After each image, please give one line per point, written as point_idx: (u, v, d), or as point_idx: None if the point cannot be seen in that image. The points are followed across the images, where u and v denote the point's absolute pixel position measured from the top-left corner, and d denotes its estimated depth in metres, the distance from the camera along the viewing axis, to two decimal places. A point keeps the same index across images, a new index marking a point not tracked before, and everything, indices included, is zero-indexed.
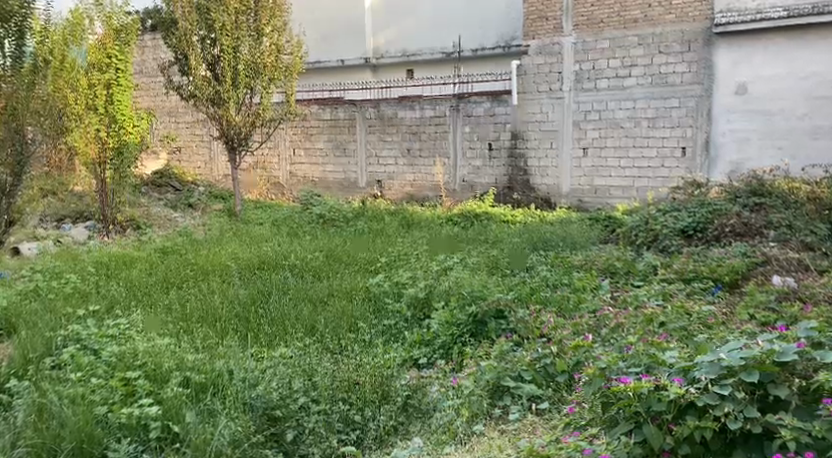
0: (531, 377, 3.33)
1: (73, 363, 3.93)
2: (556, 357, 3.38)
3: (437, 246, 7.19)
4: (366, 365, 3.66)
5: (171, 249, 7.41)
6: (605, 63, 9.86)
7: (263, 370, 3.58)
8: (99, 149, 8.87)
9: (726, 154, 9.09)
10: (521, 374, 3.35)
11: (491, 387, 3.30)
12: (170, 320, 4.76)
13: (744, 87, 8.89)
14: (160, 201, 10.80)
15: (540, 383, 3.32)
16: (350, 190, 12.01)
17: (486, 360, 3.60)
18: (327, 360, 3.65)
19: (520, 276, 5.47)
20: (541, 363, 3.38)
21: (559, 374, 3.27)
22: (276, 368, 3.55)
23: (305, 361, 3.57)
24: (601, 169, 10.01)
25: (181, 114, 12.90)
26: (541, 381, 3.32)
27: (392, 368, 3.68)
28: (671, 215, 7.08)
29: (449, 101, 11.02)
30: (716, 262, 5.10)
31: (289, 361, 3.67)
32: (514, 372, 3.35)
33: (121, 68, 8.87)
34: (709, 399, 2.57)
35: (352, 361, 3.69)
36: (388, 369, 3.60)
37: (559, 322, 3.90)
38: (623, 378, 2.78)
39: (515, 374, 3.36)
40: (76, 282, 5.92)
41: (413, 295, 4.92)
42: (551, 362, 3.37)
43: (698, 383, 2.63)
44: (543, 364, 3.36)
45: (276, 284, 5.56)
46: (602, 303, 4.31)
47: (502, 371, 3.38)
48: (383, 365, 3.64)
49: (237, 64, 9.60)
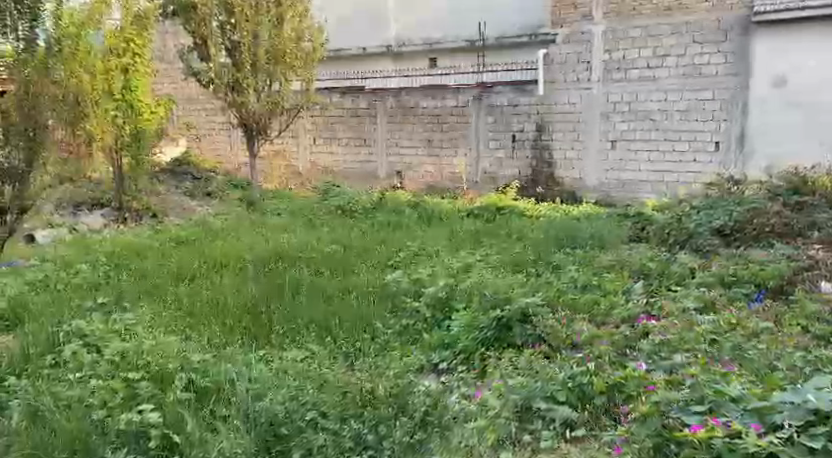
0: (566, 399, 2.98)
1: (74, 362, 3.72)
2: (593, 377, 3.05)
3: (458, 240, 6.94)
4: (382, 376, 3.41)
5: (185, 239, 7.22)
6: (637, 53, 9.51)
7: (271, 378, 3.32)
8: (117, 135, 8.68)
9: (761, 149, 8.72)
10: (554, 394, 2.99)
11: (520, 408, 2.95)
12: (179, 315, 4.55)
13: (783, 79, 8.51)
14: (177, 189, 10.60)
15: (575, 405, 2.96)
16: (370, 181, 11.77)
17: (509, 373, 3.31)
18: (341, 373, 3.40)
19: (547, 276, 5.23)
20: (576, 383, 3.02)
21: (597, 394, 2.97)
22: (288, 378, 3.33)
23: (319, 373, 3.34)
24: (629, 163, 9.68)
25: (201, 101, 12.77)
26: (576, 401, 3.00)
27: (409, 378, 3.44)
28: (705, 214, 6.78)
29: (472, 90, 10.75)
30: (758, 267, 4.82)
31: (300, 370, 3.41)
32: (545, 392, 2.99)
33: (138, 54, 8.69)
34: (797, 454, 2.29)
35: (364, 374, 3.42)
36: (404, 380, 3.33)
37: (593, 332, 3.60)
38: (693, 426, 2.50)
39: (546, 394, 3.01)
40: (86, 273, 5.72)
41: (432, 294, 4.68)
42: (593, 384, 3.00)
43: (782, 433, 2.37)
44: (579, 383, 3.01)
45: (291, 278, 5.35)
46: (637, 308, 4.05)
47: (531, 391, 3.02)
48: (400, 376, 3.40)
49: (257, 50, 9.39)
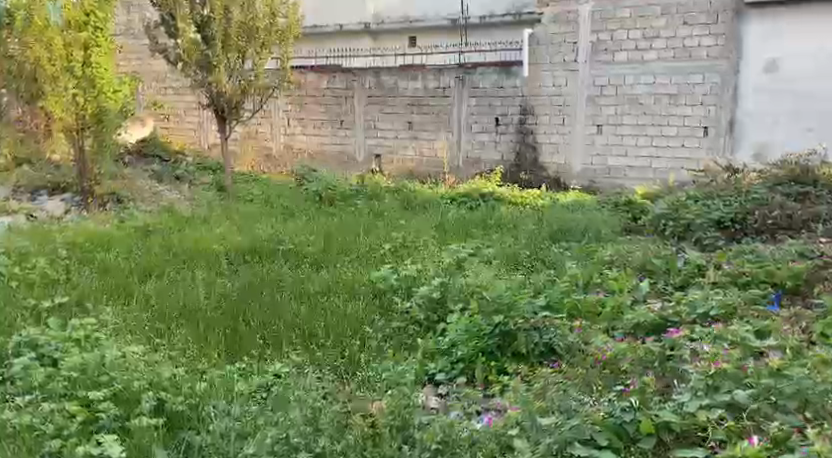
0: (608, 441, 2.37)
1: (25, 379, 3.28)
2: (638, 411, 2.44)
3: (445, 231, 6.55)
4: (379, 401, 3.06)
5: (154, 229, 6.72)
6: (625, 34, 9.14)
7: (252, 409, 2.94)
8: (77, 117, 8.11)
9: (753, 135, 8.42)
10: (594, 435, 2.39)
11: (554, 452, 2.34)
12: (146, 320, 4.11)
13: (774, 64, 8.20)
14: (144, 172, 10.00)
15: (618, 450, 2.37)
16: (346, 165, 11.33)
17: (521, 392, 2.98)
18: (332, 400, 3.04)
19: (545, 274, 4.88)
20: (617, 419, 2.43)
21: (642, 436, 2.35)
22: (272, 409, 2.97)
23: (302, 398, 2.98)
24: (616, 148, 9.36)
25: (169, 79, 12.21)
26: (618, 446, 2.37)
27: (412, 403, 3.07)
28: (703, 205, 6.48)
29: (453, 71, 10.32)
30: (773, 264, 4.51)
31: (287, 396, 3.05)
32: (585, 432, 2.38)
33: (100, 28, 8.01)
34: None
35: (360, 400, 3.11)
36: (407, 404, 2.98)
37: (619, 347, 3.06)
38: None
39: (583, 436, 2.39)
40: (44, 268, 5.22)
41: (424, 294, 4.31)
42: (631, 410, 2.45)
43: None
44: (621, 420, 2.41)
45: (270, 274, 4.95)
46: (652, 314, 3.72)
47: (570, 432, 2.39)
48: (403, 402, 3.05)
49: (228, 26, 8.84)
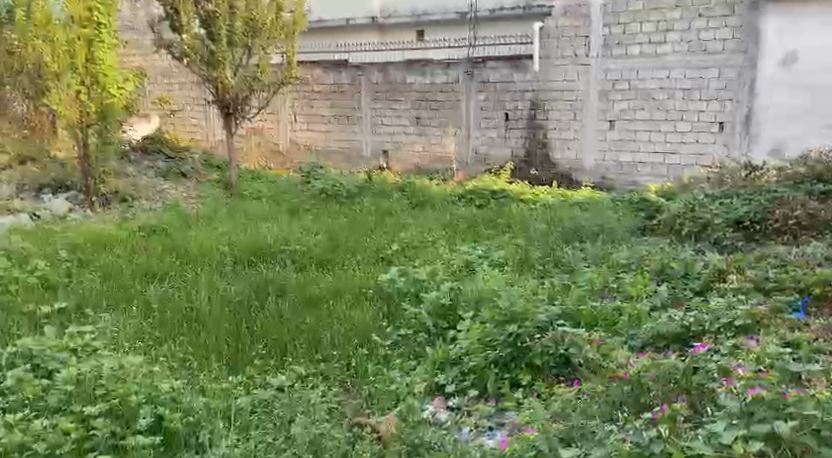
0: None
1: (19, 392, 3.13)
2: (668, 441, 2.28)
3: (455, 230, 6.40)
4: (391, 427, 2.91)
5: (156, 229, 6.58)
6: (638, 27, 8.94)
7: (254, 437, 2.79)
8: (80, 114, 7.95)
9: (770, 131, 8.19)
10: None
11: None
12: (147, 326, 3.97)
13: (792, 57, 7.98)
14: (149, 169, 9.84)
15: None
16: (353, 161, 11.18)
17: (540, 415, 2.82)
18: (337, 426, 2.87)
19: (559, 277, 4.73)
20: (645, 450, 2.26)
21: None
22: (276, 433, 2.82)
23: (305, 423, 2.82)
24: (629, 144, 9.17)
25: (174, 74, 12.11)
26: None
27: (425, 428, 2.91)
28: (720, 204, 6.31)
29: (462, 65, 10.13)
30: (798, 269, 4.35)
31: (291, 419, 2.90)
32: None
33: (103, 23, 7.84)
34: None
35: (365, 428, 2.98)
36: (418, 432, 2.82)
37: (642, 363, 2.90)
38: None
39: None
40: (44, 270, 5.08)
41: (434, 300, 4.15)
42: (660, 439, 2.29)
43: None
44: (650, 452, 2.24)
45: (274, 277, 4.80)
46: (673, 323, 3.56)
47: None
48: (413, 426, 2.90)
49: (233, 21, 8.70)
